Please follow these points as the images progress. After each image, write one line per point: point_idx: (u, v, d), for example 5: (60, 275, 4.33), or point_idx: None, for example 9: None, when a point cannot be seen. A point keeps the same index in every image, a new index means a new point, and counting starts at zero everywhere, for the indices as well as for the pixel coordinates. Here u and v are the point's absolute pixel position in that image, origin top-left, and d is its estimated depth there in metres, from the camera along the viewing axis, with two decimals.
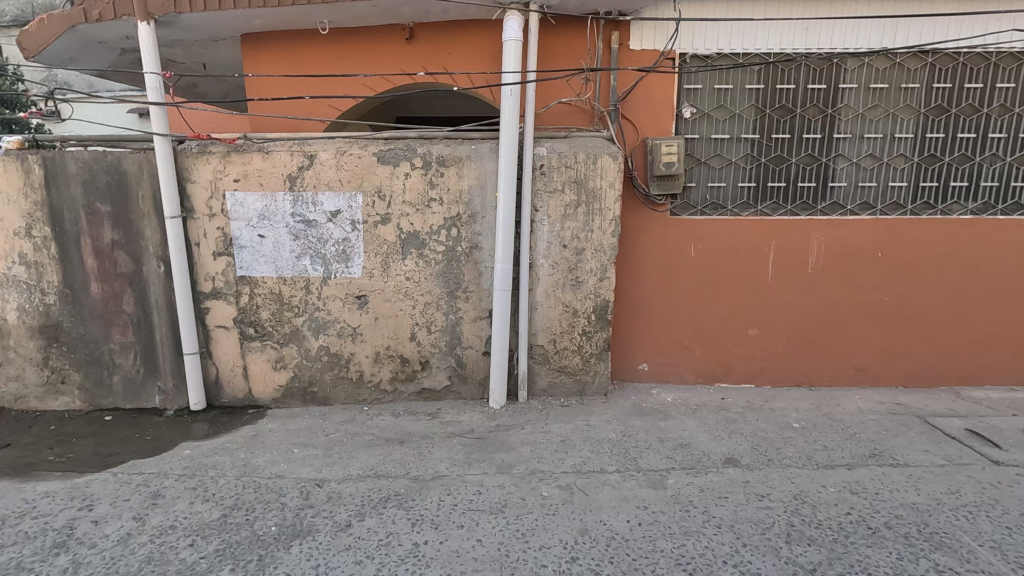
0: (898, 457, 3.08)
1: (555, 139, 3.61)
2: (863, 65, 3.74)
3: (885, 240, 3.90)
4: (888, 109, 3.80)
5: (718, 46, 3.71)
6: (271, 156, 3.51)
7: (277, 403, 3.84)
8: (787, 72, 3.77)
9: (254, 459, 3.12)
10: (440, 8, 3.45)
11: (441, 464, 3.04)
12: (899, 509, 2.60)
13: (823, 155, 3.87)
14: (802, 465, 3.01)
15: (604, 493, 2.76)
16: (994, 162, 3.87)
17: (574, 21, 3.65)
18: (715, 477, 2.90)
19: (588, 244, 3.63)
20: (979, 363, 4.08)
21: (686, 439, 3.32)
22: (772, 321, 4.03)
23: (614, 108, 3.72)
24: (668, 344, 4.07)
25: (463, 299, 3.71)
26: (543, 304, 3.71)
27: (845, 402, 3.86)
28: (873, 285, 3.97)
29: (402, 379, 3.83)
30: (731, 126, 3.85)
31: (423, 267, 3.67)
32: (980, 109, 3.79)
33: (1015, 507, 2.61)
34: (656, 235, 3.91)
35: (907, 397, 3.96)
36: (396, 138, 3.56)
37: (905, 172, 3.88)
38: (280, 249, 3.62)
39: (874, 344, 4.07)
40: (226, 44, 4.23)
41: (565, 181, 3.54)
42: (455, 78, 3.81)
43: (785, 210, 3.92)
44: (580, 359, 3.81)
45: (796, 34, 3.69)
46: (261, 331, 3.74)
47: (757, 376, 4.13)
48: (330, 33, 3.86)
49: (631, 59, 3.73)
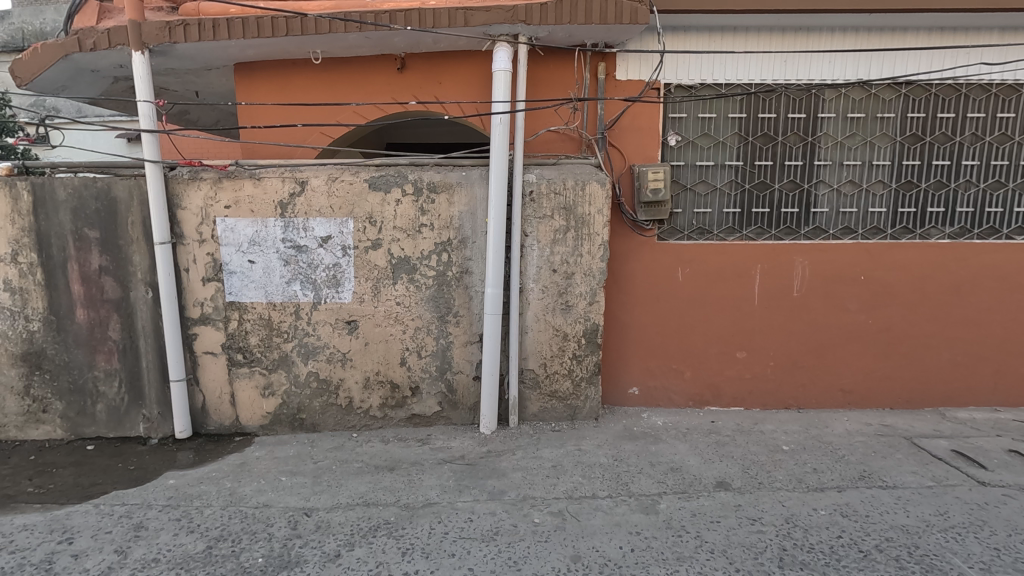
0: (886, 479, 3.10)
1: (544, 166, 3.68)
2: (841, 95, 3.88)
3: (868, 264, 3.99)
4: (866, 138, 3.93)
5: (701, 77, 3.83)
6: (262, 182, 3.54)
7: (265, 430, 3.79)
8: (768, 102, 3.89)
9: (241, 488, 3.06)
10: (432, 39, 3.54)
11: (432, 491, 3.01)
12: (890, 532, 2.61)
13: (804, 181, 3.98)
14: (792, 488, 3.02)
15: (596, 519, 2.74)
16: (969, 189, 3.99)
17: (561, 53, 3.76)
18: (706, 501, 2.90)
19: (577, 268, 3.67)
20: (963, 384, 4.15)
21: (677, 462, 3.32)
22: (760, 344, 4.07)
23: (601, 137, 3.80)
24: (657, 367, 4.09)
25: (454, 323, 3.72)
26: (533, 328, 3.73)
27: (833, 424, 3.89)
28: (857, 307, 4.04)
29: (391, 405, 3.80)
30: (715, 153, 3.95)
31: (414, 292, 3.68)
32: (953, 137, 3.93)
33: (1003, 528, 2.63)
34: (644, 260, 3.96)
35: (894, 418, 4.00)
36: (387, 165, 3.61)
37: (884, 198, 3.99)
38: (270, 274, 3.62)
39: (860, 367, 4.12)
40: (220, 73, 4.28)
41: (554, 208, 3.60)
42: (446, 106, 3.89)
43: (770, 235, 4.01)
44: (571, 384, 3.82)
45: (777, 66, 3.82)
46: (249, 356, 3.70)
47: (746, 399, 4.15)
48: (323, 62, 3.93)
49: (618, 88, 3.82)
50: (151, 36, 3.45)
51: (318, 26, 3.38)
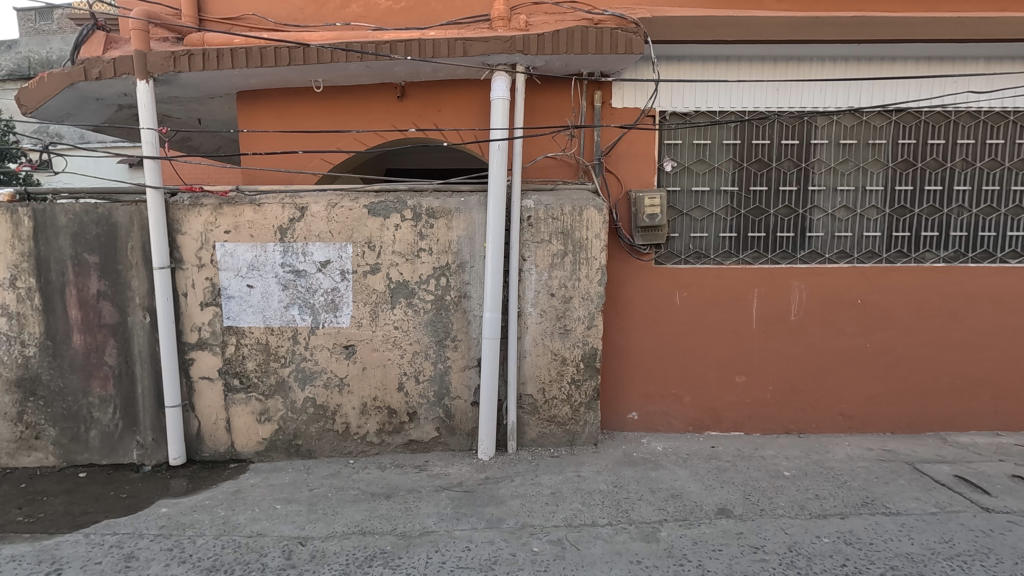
0: (889, 505, 3.07)
1: (541, 192, 3.71)
2: (832, 122, 3.95)
3: (864, 287, 4.01)
4: (858, 164, 3.99)
5: (695, 105, 3.90)
6: (262, 208, 3.56)
7: (260, 457, 3.74)
8: (761, 129, 3.95)
9: (234, 517, 3.01)
10: (431, 68, 3.61)
11: (429, 519, 2.96)
12: (895, 560, 2.57)
13: (799, 206, 4.02)
14: (794, 515, 2.98)
15: (596, 548, 2.69)
16: (961, 214, 4.04)
17: (558, 82, 3.83)
18: (708, 529, 2.86)
19: (575, 292, 3.68)
20: (963, 409, 4.13)
21: (678, 489, 3.28)
22: (759, 367, 4.06)
23: (597, 162, 3.85)
24: (656, 391, 4.07)
25: (452, 348, 3.71)
26: (532, 352, 3.72)
27: (834, 449, 3.86)
28: (855, 331, 4.04)
29: (388, 430, 3.76)
30: (710, 179, 4.00)
31: (412, 316, 3.68)
32: (943, 163, 4.00)
33: (1009, 555, 2.59)
34: (642, 283, 3.98)
35: (895, 443, 3.98)
36: (387, 191, 3.64)
37: (878, 222, 4.03)
38: (268, 299, 3.62)
39: (859, 391, 4.11)
40: (222, 101, 4.35)
41: (552, 232, 3.63)
42: (445, 133, 3.96)
43: (766, 259, 4.03)
44: (569, 409, 3.79)
45: (769, 94, 3.89)
46: (246, 382, 3.68)
47: (747, 424, 4.12)
48: (323, 90, 4.00)
49: (613, 116, 3.88)
50: (156, 66, 3.52)
51: (320, 56, 3.45)
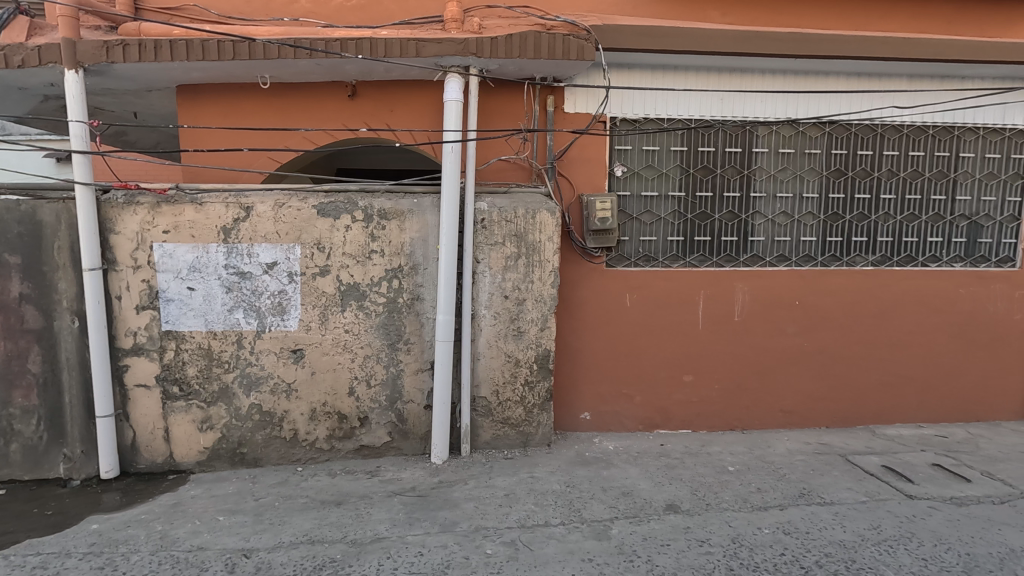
0: (824, 496, 3.24)
1: (495, 194, 3.73)
2: (772, 132, 4.15)
3: (802, 289, 4.22)
4: (796, 172, 4.20)
5: (644, 112, 4.00)
6: (204, 208, 3.42)
7: (202, 467, 3.58)
8: (707, 137, 4.11)
9: (173, 531, 2.87)
10: (384, 68, 3.56)
11: (381, 525, 2.91)
12: (829, 547, 2.71)
13: (742, 212, 4.20)
14: (738, 508, 3.10)
15: (549, 548, 2.72)
16: (888, 220, 4.32)
17: (511, 85, 3.86)
18: (657, 525, 2.93)
19: (529, 295, 3.71)
20: (890, 403, 4.41)
21: (628, 486, 3.36)
22: (705, 366, 4.20)
23: (551, 166, 3.90)
24: (608, 391, 4.15)
25: (404, 351, 3.66)
26: (485, 355, 3.72)
27: (775, 444, 4.04)
28: (794, 331, 4.25)
29: (339, 436, 3.68)
30: (659, 184, 4.12)
31: (363, 319, 3.61)
32: (871, 172, 4.26)
33: (930, 539, 2.78)
34: (594, 285, 4.05)
35: (830, 437, 4.20)
36: (338, 191, 3.56)
37: (813, 227, 4.26)
38: (210, 302, 3.48)
39: (798, 388, 4.32)
40: (161, 94, 4.15)
41: (506, 235, 3.64)
42: (397, 134, 3.91)
43: (711, 262, 4.18)
44: (523, 410, 3.81)
45: (714, 104, 4.04)
46: (186, 389, 3.52)
47: (694, 421, 4.26)
48: (271, 87, 3.88)
49: (566, 120, 3.94)
50: (87, 55, 3.33)
51: (267, 51, 3.35)
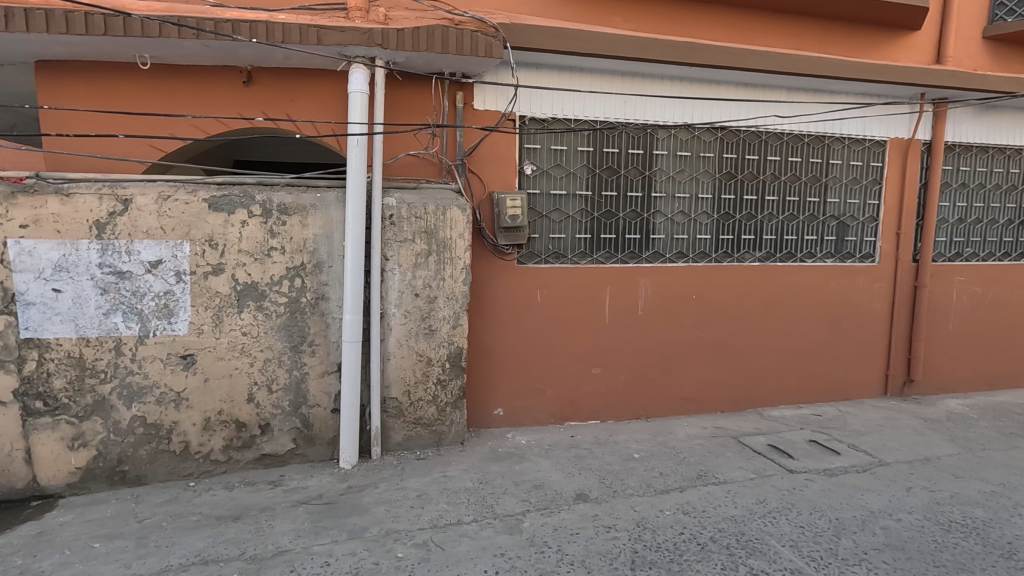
0: (718, 475, 3.48)
1: (404, 190, 3.65)
2: (671, 135, 4.39)
3: (698, 284, 4.51)
4: (692, 174, 4.48)
5: (553, 112, 4.09)
6: (72, 200, 3.06)
7: (74, 490, 3.20)
8: (611, 138, 4.27)
9: (36, 564, 2.54)
10: (282, 54, 3.37)
11: (284, 537, 2.76)
12: (722, 523, 2.92)
13: (644, 211, 4.41)
14: (642, 493, 3.26)
15: (461, 546, 2.70)
16: (772, 220, 4.72)
17: (419, 79, 3.79)
18: (567, 514, 3.01)
19: (440, 292, 3.66)
20: (775, 387, 4.83)
21: (540, 479, 3.42)
22: (613, 359, 4.38)
23: (461, 163, 3.88)
24: (520, 387, 4.20)
25: (309, 353, 3.49)
26: (396, 354, 3.63)
27: (676, 430, 4.29)
28: (692, 323, 4.53)
29: (237, 446, 3.44)
30: (567, 183, 4.22)
31: (263, 321, 3.40)
32: (757, 176, 4.63)
33: (807, 508, 3.08)
34: (506, 282, 4.08)
35: (724, 420, 4.53)
36: (231, 184, 3.32)
37: (708, 226, 4.56)
38: (81, 305, 3.12)
39: (696, 377, 4.61)
40: (16, 70, 3.65)
41: (415, 232, 3.57)
42: (298, 125, 3.71)
43: (617, 259, 4.35)
44: (435, 410, 3.76)
45: (618, 106, 4.21)
46: (52, 404, 3.12)
47: (603, 412, 4.42)
48: (152, 68, 3.54)
49: (475, 117, 3.93)
50: None
51: (146, 28, 3.05)
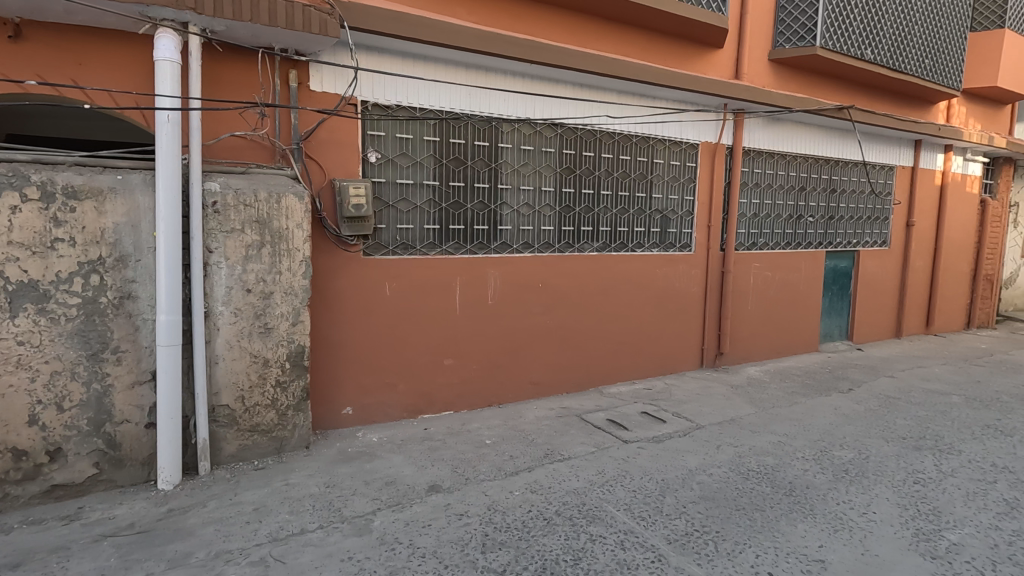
0: (563, 452, 3.70)
1: (230, 174, 3.30)
2: (514, 129, 4.53)
3: (544, 273, 4.72)
4: (535, 167, 4.67)
5: (396, 99, 3.97)
6: None
7: None
8: (457, 129, 4.27)
9: None
10: (62, 8, 2.82)
11: None
12: (566, 496, 3.11)
13: (491, 202, 4.49)
14: (493, 477, 3.34)
15: (305, 556, 2.53)
16: (607, 212, 5.11)
17: (244, 53, 3.44)
18: (419, 508, 2.97)
19: (276, 287, 3.38)
20: (613, 366, 5.26)
21: (392, 476, 3.33)
22: (464, 349, 4.41)
23: (296, 147, 3.60)
24: (370, 383, 4.06)
25: (113, 362, 3.00)
26: (225, 357, 3.27)
27: (526, 414, 4.47)
28: (539, 310, 4.74)
29: (15, 480, 2.83)
30: (413, 172, 4.14)
31: (47, 327, 2.84)
32: (593, 171, 4.98)
33: (638, 473, 3.40)
34: (351, 274, 3.89)
35: (570, 400, 4.83)
36: None
37: (551, 218, 4.79)
38: None
39: (544, 362, 4.84)
40: None
41: (244, 221, 3.24)
42: (89, 94, 3.14)
43: (466, 250, 4.38)
44: (275, 414, 3.47)
45: (463, 97, 4.23)
46: None
47: (456, 402, 4.45)
48: None
49: (312, 99, 3.68)
50: None
51: None
